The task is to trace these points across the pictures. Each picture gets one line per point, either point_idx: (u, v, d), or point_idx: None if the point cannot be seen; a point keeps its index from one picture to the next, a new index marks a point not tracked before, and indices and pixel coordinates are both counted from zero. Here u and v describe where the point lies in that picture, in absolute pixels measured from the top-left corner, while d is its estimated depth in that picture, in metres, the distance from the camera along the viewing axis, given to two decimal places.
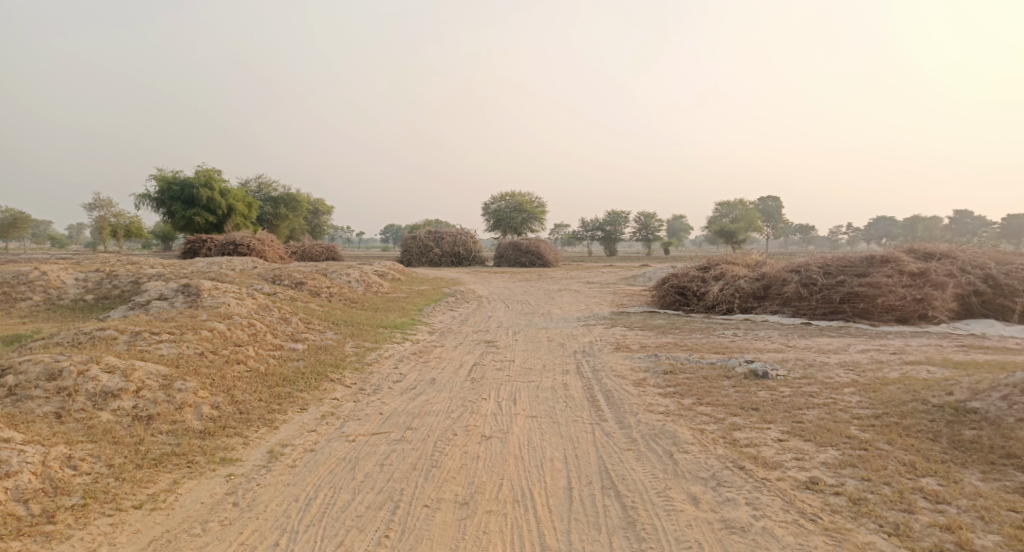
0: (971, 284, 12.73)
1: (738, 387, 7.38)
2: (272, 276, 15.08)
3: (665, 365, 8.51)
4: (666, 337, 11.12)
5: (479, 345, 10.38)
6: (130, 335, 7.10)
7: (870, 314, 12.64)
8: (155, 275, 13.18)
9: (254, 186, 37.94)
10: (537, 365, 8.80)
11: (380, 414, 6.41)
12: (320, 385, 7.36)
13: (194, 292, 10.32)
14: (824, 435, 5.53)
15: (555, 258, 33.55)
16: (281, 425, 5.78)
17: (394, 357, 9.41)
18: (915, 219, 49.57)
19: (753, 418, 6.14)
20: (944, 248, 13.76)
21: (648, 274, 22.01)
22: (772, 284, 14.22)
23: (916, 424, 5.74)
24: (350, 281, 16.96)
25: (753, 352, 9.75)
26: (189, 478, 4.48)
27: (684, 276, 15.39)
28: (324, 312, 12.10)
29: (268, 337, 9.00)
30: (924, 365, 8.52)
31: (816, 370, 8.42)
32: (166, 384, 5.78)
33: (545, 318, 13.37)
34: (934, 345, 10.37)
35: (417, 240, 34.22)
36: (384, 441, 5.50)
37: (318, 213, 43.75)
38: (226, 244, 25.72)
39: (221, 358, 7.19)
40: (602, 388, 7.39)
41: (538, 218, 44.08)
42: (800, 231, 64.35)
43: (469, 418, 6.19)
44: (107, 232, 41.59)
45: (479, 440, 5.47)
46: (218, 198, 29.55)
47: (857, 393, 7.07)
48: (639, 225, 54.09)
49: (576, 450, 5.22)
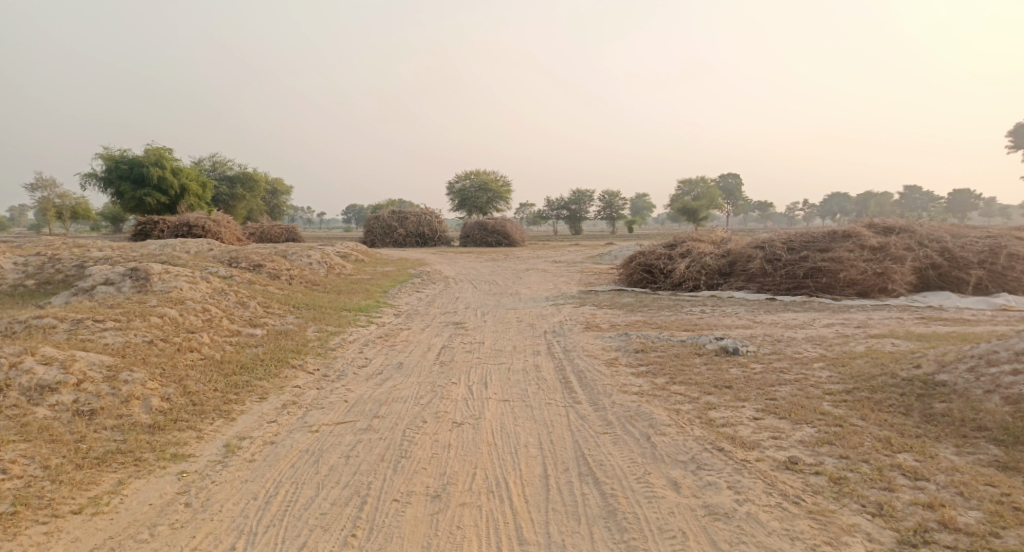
0: (928, 257, 12.97)
1: (710, 365, 7.32)
2: (229, 258, 14.49)
3: (636, 343, 8.41)
4: (635, 315, 11.05)
5: (446, 327, 10.12)
6: (71, 323, 6.62)
7: (832, 288, 12.79)
8: (102, 259, 12.50)
9: (209, 165, 36.62)
10: (506, 347, 8.60)
11: (344, 402, 6.13)
12: (281, 372, 7.03)
13: (143, 276, 9.78)
14: (799, 412, 5.48)
15: (520, 238, 33.33)
16: (239, 416, 5.45)
17: (359, 341, 9.09)
18: (869, 196, 50.79)
19: (727, 396, 6.07)
20: (903, 222, 13.98)
21: (614, 253, 21.96)
22: (738, 261, 14.29)
23: (888, 399, 5.74)
24: (312, 263, 16.46)
25: (722, 329, 9.74)
26: (136, 477, 4.15)
27: (651, 253, 15.37)
28: (284, 296, 11.66)
29: (224, 323, 8.58)
30: (889, 338, 8.61)
31: (784, 346, 8.43)
32: (110, 375, 5.38)
33: (513, 298, 13.17)
34: (895, 318, 10.54)
35: (380, 220, 33.59)
36: (350, 431, 5.23)
37: (277, 193, 42.52)
38: (179, 226, 24.74)
39: (172, 347, 6.78)
40: (574, 369, 7.24)
41: (503, 197, 43.71)
42: (759, 209, 65.33)
43: (438, 403, 5.96)
44: (51, 214, 39.66)
45: (450, 427, 5.25)
46: (170, 178, 28.39)
47: (826, 368, 7.08)
48: (604, 203, 54.18)
49: (551, 435, 5.05)
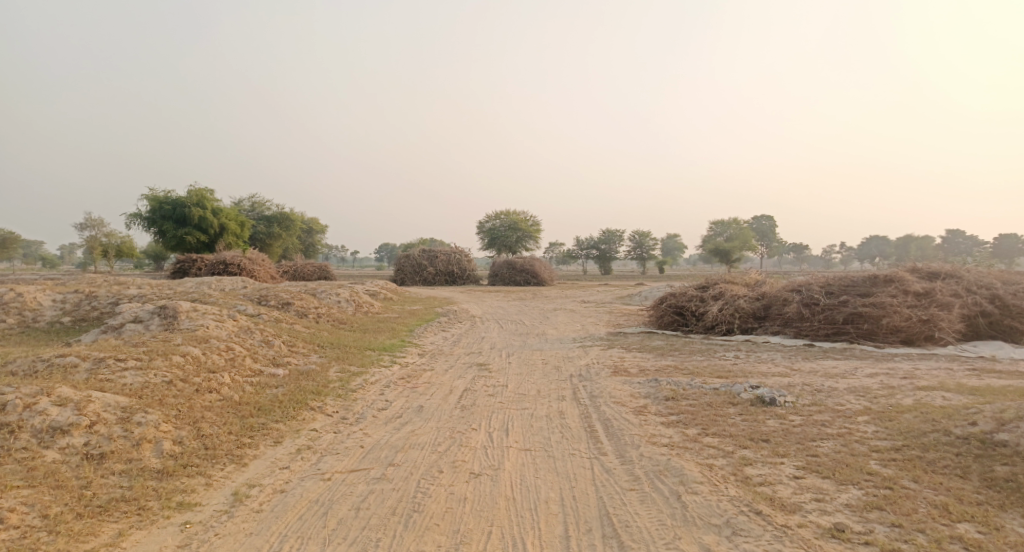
0: (978, 304, 12.35)
1: (745, 416, 6.91)
2: (259, 296, 14.60)
3: (666, 390, 8.04)
4: (665, 359, 10.68)
5: (471, 369, 9.89)
6: (93, 362, 6.60)
7: (875, 335, 12.23)
8: (136, 296, 12.69)
9: (248, 205, 37.61)
10: (531, 391, 8.33)
11: (360, 448, 5.91)
12: (299, 414, 6.86)
13: (171, 314, 9.83)
14: (843, 471, 5.07)
15: (549, 278, 33.17)
16: (251, 461, 5.28)
17: (381, 382, 8.91)
18: (909, 239, 49.49)
19: (764, 451, 5.68)
20: (949, 267, 13.40)
21: (644, 294, 21.56)
22: (773, 305, 13.82)
23: (942, 459, 5.29)
24: (340, 301, 16.48)
25: (758, 377, 9.29)
26: (138, 528, 3.98)
27: (682, 295, 15.00)
28: (310, 334, 11.60)
29: (247, 362, 8.51)
30: (939, 391, 8.08)
31: (825, 396, 7.97)
32: (124, 417, 5.27)
33: (540, 339, 12.92)
34: (944, 368, 9.97)
35: (411, 259, 33.82)
36: (363, 480, 5.01)
37: (312, 232, 43.36)
38: (216, 264, 25.26)
39: (191, 387, 6.69)
40: (600, 417, 6.91)
41: (533, 236, 43.77)
42: (794, 251, 64.09)
43: (457, 452, 5.70)
44: (97, 252, 40.99)
45: (467, 479, 4.99)
46: (209, 217, 29.15)
47: (872, 422, 6.63)
48: (634, 244, 53.81)
49: (574, 490, 4.75)
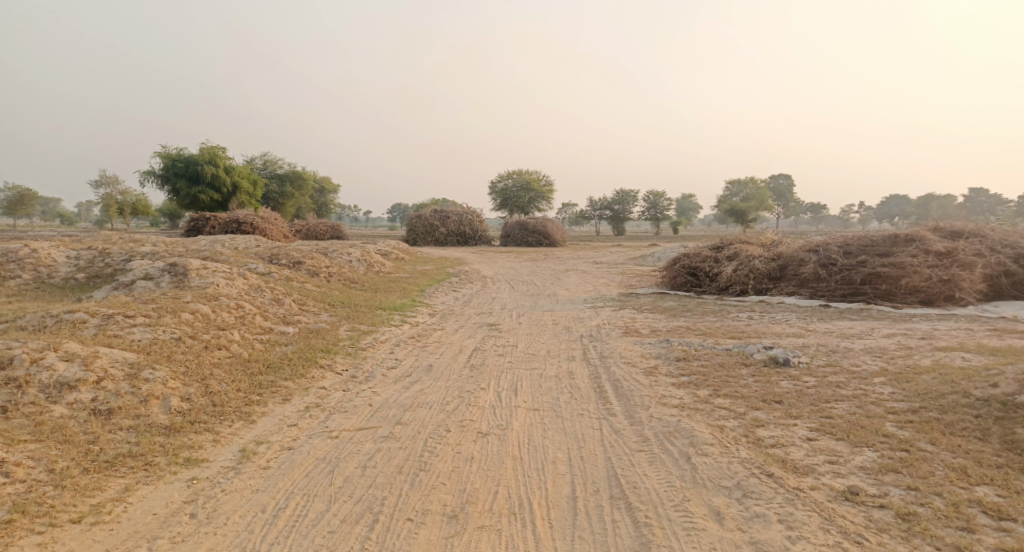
0: (1001, 264, 12.06)
1: (757, 377, 6.80)
2: (270, 255, 14.56)
3: (677, 351, 7.93)
4: (678, 320, 10.56)
5: (481, 328, 9.83)
6: (101, 319, 6.60)
7: (893, 295, 12.00)
8: (149, 253, 12.70)
9: (260, 163, 37.44)
10: (541, 351, 8.27)
11: (369, 406, 5.89)
12: (308, 372, 6.85)
13: (181, 271, 9.81)
14: (858, 433, 4.97)
15: (562, 238, 32.95)
16: (259, 418, 5.28)
17: (391, 341, 8.89)
18: (930, 199, 48.48)
19: (776, 412, 5.59)
20: (972, 226, 13.04)
21: (657, 254, 21.32)
22: (789, 265, 13.58)
23: (960, 421, 5.16)
24: (351, 261, 16.43)
25: (771, 338, 9.16)
26: (145, 484, 3.99)
27: (696, 256, 14.78)
28: (320, 293, 11.58)
29: (257, 320, 8.49)
30: (958, 352, 7.91)
31: (840, 357, 7.83)
32: (132, 373, 5.26)
33: (551, 300, 12.82)
34: (964, 329, 9.76)
35: (423, 219, 33.66)
36: (370, 438, 4.99)
37: (325, 192, 43.20)
38: (229, 222, 25.25)
39: (200, 344, 6.67)
40: (610, 378, 6.84)
41: (546, 196, 43.36)
42: (811, 211, 63.10)
43: (465, 411, 5.66)
44: (113, 210, 41.13)
45: (474, 438, 4.95)
46: (222, 176, 29.06)
47: (888, 384, 6.49)
48: (648, 204, 53.17)
49: (582, 451, 4.70)
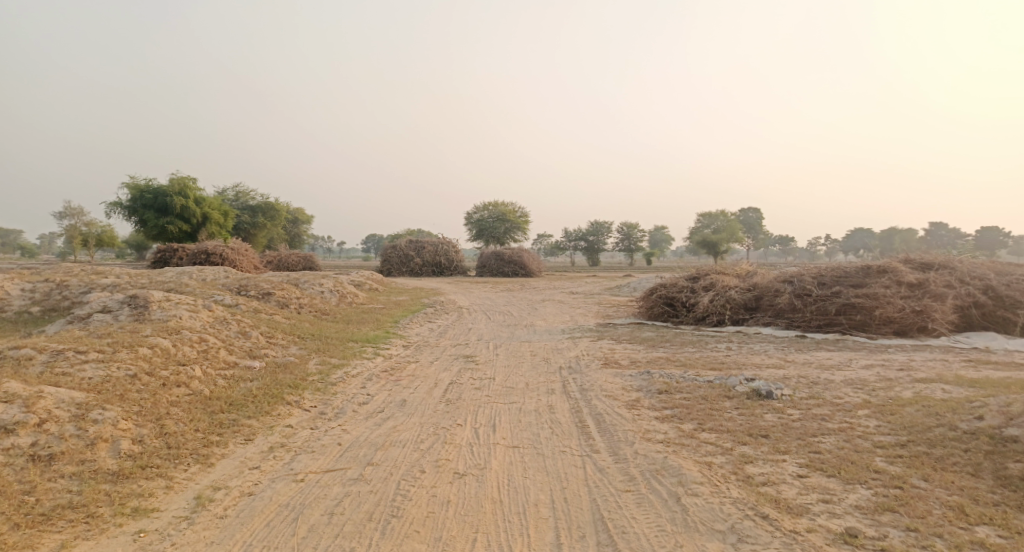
0: (971, 295, 12.21)
1: (741, 410, 6.63)
2: (238, 286, 14.11)
3: (659, 383, 7.74)
4: (656, 351, 10.40)
5: (456, 361, 9.55)
6: (50, 355, 6.18)
7: (868, 326, 12.05)
8: (110, 285, 12.19)
9: (231, 194, 36.88)
10: (519, 384, 8.01)
11: (338, 446, 5.56)
12: (274, 410, 6.49)
13: (142, 303, 9.39)
14: (849, 469, 4.80)
15: (538, 269, 32.89)
16: (218, 462, 4.91)
17: (363, 375, 8.55)
18: (893, 231, 49.81)
19: (763, 447, 5.40)
20: (941, 258, 13.23)
21: (633, 285, 21.29)
22: (765, 295, 13.59)
23: (951, 456, 5.03)
24: (323, 292, 16.03)
25: (752, 369, 9.03)
26: (84, 539, 3.64)
27: (673, 286, 14.74)
28: (290, 326, 11.18)
29: (221, 354, 8.10)
30: (938, 383, 7.87)
31: (822, 389, 7.72)
32: (79, 414, 4.87)
33: (527, 331, 12.59)
34: (940, 360, 9.77)
35: (397, 250, 33.37)
36: (339, 481, 4.66)
37: (298, 223, 42.70)
38: (198, 253, 24.65)
39: (157, 381, 6.28)
40: (591, 412, 6.60)
41: (522, 227, 43.46)
42: (780, 243, 64.41)
43: (440, 450, 5.36)
44: (76, 241, 40.02)
45: (450, 480, 4.66)
46: (192, 206, 28.50)
47: (873, 417, 6.37)
48: (622, 236, 53.61)
49: (565, 492, 4.44)
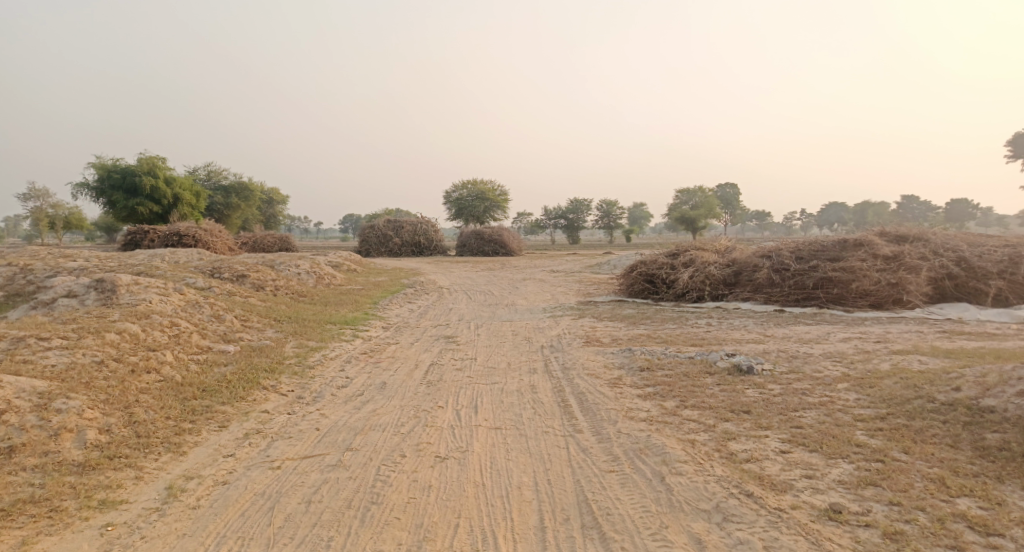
0: (945, 267, 12.35)
1: (723, 386, 6.62)
2: (212, 268, 13.78)
3: (641, 361, 7.71)
4: (637, 328, 10.38)
5: (437, 341, 9.43)
6: (10, 343, 5.93)
7: (844, 299, 12.15)
8: (77, 269, 11.79)
9: (204, 174, 36.02)
10: (500, 364, 7.93)
11: (316, 431, 5.43)
12: (249, 395, 6.32)
13: (110, 288, 9.09)
14: (831, 443, 4.80)
15: (518, 247, 32.75)
16: (190, 450, 4.76)
17: (341, 357, 8.39)
18: (866, 205, 50.48)
19: (746, 423, 5.39)
20: (916, 230, 13.37)
21: (613, 262, 21.27)
22: (743, 271, 13.64)
23: (930, 428, 5.06)
24: (300, 273, 15.75)
25: (732, 344, 9.05)
26: (47, 535, 3.50)
27: (653, 263, 14.73)
28: (266, 308, 10.95)
29: (193, 339, 7.88)
30: (915, 355, 7.94)
31: (802, 363, 7.75)
32: (41, 403, 4.67)
33: (508, 310, 12.49)
34: (915, 332, 9.88)
35: (376, 230, 32.97)
36: (317, 467, 4.54)
37: (273, 203, 41.94)
38: (170, 235, 24.08)
39: (126, 368, 6.07)
40: (574, 391, 6.55)
41: (501, 206, 43.19)
42: (757, 218, 64.95)
43: (421, 433, 5.26)
44: (43, 224, 38.90)
45: (431, 463, 4.57)
46: (163, 187, 27.78)
47: (853, 390, 6.40)
48: (601, 213, 53.59)
49: (548, 474, 4.38)
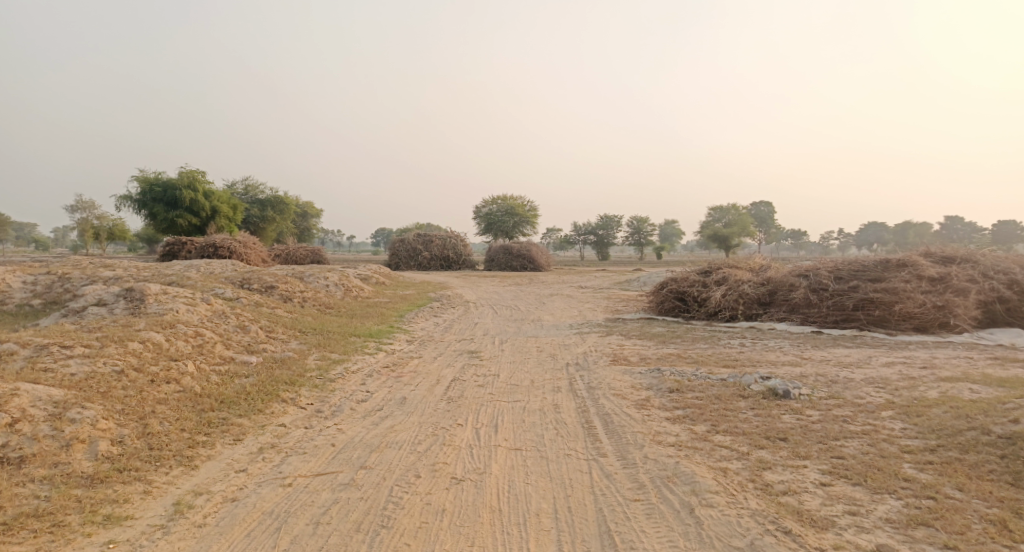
0: (995, 290, 11.76)
1: (758, 411, 6.28)
2: (242, 279, 13.88)
3: (670, 382, 7.41)
4: (667, 347, 10.06)
5: (460, 356, 9.25)
6: (33, 351, 5.94)
7: (887, 322, 11.62)
8: (112, 278, 11.96)
9: (241, 188, 36.76)
10: (524, 381, 7.71)
11: (331, 447, 5.27)
12: (267, 407, 6.22)
13: (138, 296, 9.16)
14: (876, 477, 4.46)
15: (547, 263, 32.56)
16: (202, 464, 4.66)
17: (363, 371, 8.28)
18: (906, 225, 49.04)
19: (782, 451, 5.06)
20: (964, 251, 12.78)
21: (643, 279, 20.88)
22: (779, 290, 13.19)
23: (986, 463, 4.69)
24: (328, 285, 15.79)
25: (767, 366, 8.67)
26: None
27: (684, 280, 14.37)
28: (292, 320, 10.93)
29: (217, 349, 7.85)
30: (964, 383, 7.48)
31: (842, 388, 7.36)
32: (55, 413, 4.63)
33: (535, 325, 12.27)
34: (964, 358, 9.37)
35: (406, 243, 33.14)
36: (328, 486, 4.39)
37: (307, 217, 42.58)
38: (206, 247, 24.51)
39: (146, 378, 6.02)
40: (599, 412, 6.28)
41: (531, 221, 43.12)
42: (792, 236, 63.63)
43: (438, 452, 5.06)
44: (88, 235, 40.11)
45: (446, 486, 4.37)
46: (201, 200, 28.36)
47: (898, 419, 6.01)
48: (632, 230, 53.09)
49: (569, 501, 4.14)
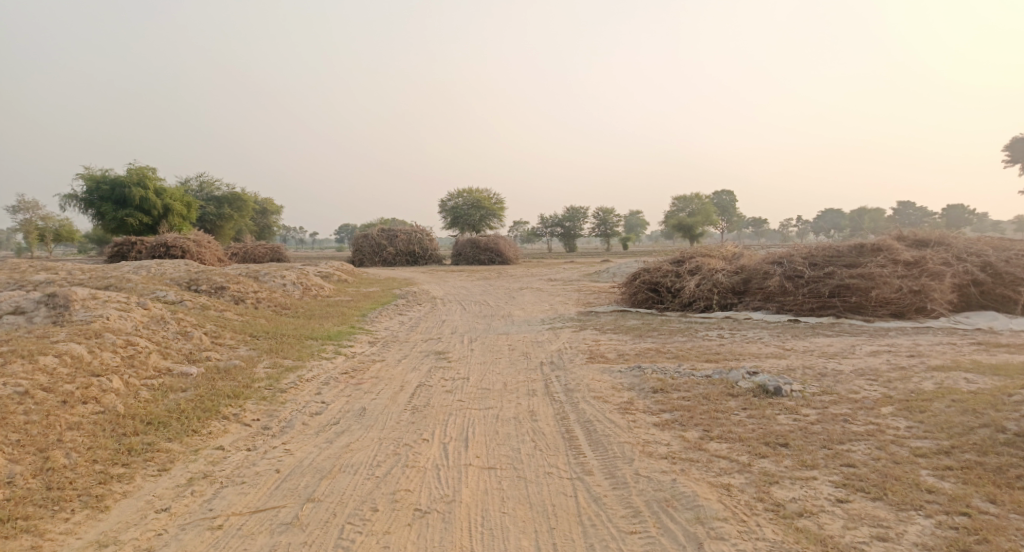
0: (969, 273, 11.55)
1: (751, 411, 5.76)
2: (189, 280, 12.85)
3: (653, 381, 6.84)
4: (644, 341, 9.53)
5: (426, 358, 8.55)
6: None
7: (864, 308, 11.33)
8: (42, 282, 10.87)
9: (195, 184, 35.13)
10: (496, 384, 7.07)
11: (275, 474, 4.54)
12: (204, 427, 5.43)
13: (62, 303, 8.20)
14: (897, 489, 3.95)
15: (514, 256, 31.97)
16: (114, 504, 3.92)
17: (319, 379, 7.52)
18: (863, 211, 49.95)
19: (786, 460, 4.52)
20: (936, 234, 12.58)
21: (612, 270, 20.41)
22: (753, 279, 12.80)
23: (1010, 467, 4.24)
24: (285, 284, 14.85)
25: (751, 360, 8.19)
26: None
27: (657, 270, 13.90)
28: (242, 323, 10.04)
29: (151, 360, 7.00)
30: (958, 372, 7.10)
31: (834, 382, 6.90)
32: None
33: (505, 322, 11.61)
34: (948, 344, 9.05)
35: (369, 239, 32.14)
36: (266, 528, 3.70)
37: (266, 213, 41.09)
38: (157, 246, 23.17)
39: (57, 398, 5.20)
40: (579, 419, 5.68)
41: (497, 214, 42.45)
42: (754, 225, 64.28)
43: (400, 477, 4.37)
44: (33, 237, 37.83)
45: (408, 522, 3.72)
46: (152, 197, 26.89)
47: (901, 416, 5.54)
48: (598, 220, 52.85)
49: (553, 535, 3.57)
